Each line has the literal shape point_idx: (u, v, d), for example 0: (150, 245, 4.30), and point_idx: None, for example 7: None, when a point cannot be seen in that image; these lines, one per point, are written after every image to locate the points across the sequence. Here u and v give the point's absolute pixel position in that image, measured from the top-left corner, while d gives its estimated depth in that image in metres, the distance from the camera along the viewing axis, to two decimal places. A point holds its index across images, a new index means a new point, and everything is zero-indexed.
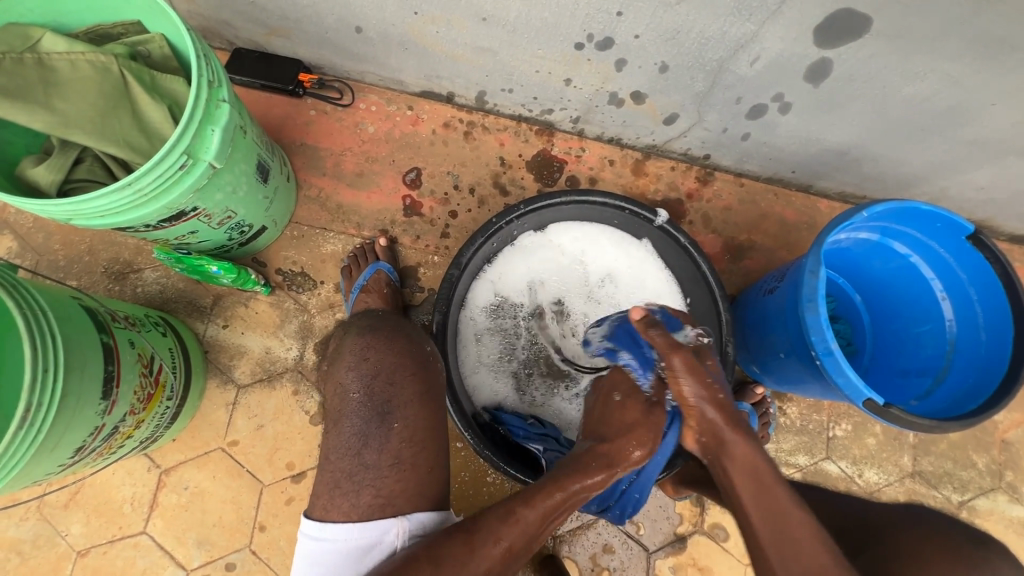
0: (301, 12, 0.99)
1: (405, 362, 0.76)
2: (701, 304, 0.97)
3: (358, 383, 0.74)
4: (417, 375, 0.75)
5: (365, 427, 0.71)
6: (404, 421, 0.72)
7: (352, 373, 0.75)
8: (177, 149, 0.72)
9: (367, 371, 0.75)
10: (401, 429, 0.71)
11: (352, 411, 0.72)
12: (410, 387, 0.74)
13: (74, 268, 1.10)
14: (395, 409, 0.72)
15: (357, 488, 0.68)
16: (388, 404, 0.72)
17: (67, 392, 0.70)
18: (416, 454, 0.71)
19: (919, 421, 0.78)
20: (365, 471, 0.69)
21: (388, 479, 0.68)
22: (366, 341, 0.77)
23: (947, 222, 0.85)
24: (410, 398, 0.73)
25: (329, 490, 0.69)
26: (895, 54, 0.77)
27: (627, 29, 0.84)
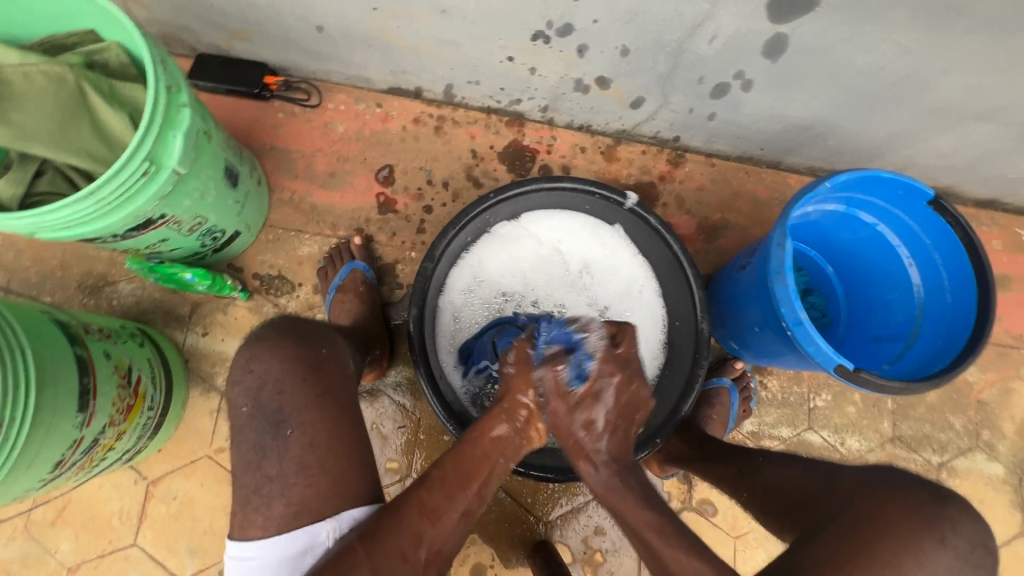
0: (261, 13, 0.99)
1: (293, 368, 0.74)
2: (675, 284, 0.98)
3: (246, 397, 0.72)
4: (308, 378, 0.73)
5: (259, 439, 0.70)
6: (300, 426, 0.71)
7: (238, 388, 0.73)
8: (138, 156, 0.72)
9: (252, 384, 0.72)
10: (297, 437, 0.70)
11: (245, 425, 0.71)
12: (300, 391, 0.72)
13: (47, 284, 1.09)
14: (290, 417, 0.71)
15: (266, 501, 0.68)
16: (280, 413, 0.71)
17: (41, 405, 0.69)
18: (323, 460, 0.70)
19: (889, 384, 0.79)
20: (271, 484, 0.68)
21: (297, 486, 0.68)
22: (250, 352, 0.74)
23: (908, 188, 0.87)
24: (304, 403, 0.72)
25: (247, 507, 0.69)
26: (847, 26, 0.78)
27: (586, 14, 0.85)
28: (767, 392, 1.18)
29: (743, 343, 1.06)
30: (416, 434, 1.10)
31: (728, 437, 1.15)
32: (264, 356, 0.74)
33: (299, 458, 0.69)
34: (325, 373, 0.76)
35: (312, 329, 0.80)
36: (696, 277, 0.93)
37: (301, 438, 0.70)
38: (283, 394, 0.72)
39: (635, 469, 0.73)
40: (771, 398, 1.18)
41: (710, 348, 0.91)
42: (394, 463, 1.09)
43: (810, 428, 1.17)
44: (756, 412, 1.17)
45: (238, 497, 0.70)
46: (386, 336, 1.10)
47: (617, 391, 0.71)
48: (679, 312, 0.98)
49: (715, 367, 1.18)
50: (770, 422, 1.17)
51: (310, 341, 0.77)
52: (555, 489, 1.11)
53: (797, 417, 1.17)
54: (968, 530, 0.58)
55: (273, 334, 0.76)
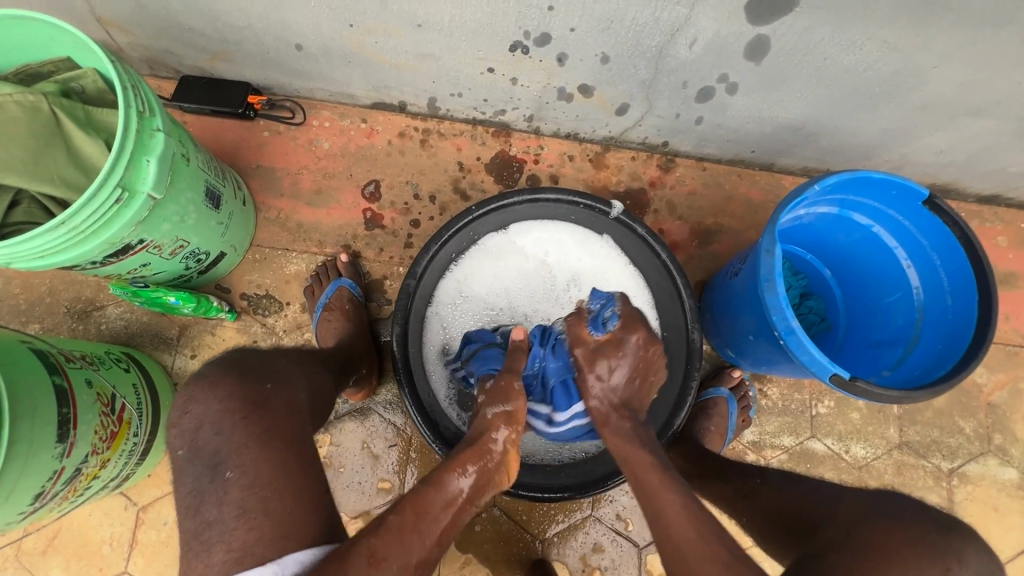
0: (239, 34, 0.98)
1: (232, 407, 0.64)
2: (665, 295, 0.95)
3: (183, 440, 0.63)
4: (248, 417, 0.63)
5: (196, 484, 0.61)
6: (239, 469, 0.60)
7: (178, 431, 0.64)
8: (110, 183, 0.71)
9: (187, 427, 0.63)
10: (237, 480, 0.60)
11: (183, 470, 0.62)
12: (240, 431, 0.62)
13: (36, 310, 1.09)
14: (227, 458, 0.61)
15: (206, 547, 0.58)
16: (217, 453, 0.61)
17: (16, 438, 0.69)
18: (266, 501, 0.59)
19: (888, 392, 0.76)
20: (210, 529, 0.58)
21: (237, 531, 0.57)
22: (188, 393, 0.65)
23: (901, 189, 0.84)
24: (242, 443, 0.61)
25: (188, 555, 0.59)
26: (830, 25, 0.76)
27: (562, 22, 0.83)
28: (767, 401, 1.14)
29: (739, 351, 1.04)
30: (408, 453, 1.08)
31: (727, 448, 1.12)
32: (203, 396, 0.65)
33: (240, 501, 0.59)
34: (267, 412, 0.65)
35: (259, 364, 0.71)
36: (685, 285, 0.91)
37: (240, 481, 0.59)
38: (221, 435, 0.62)
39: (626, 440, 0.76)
40: (771, 406, 1.14)
41: (701, 358, 0.89)
42: (386, 482, 1.07)
43: (814, 436, 1.13)
44: (757, 420, 1.13)
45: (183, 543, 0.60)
46: (374, 354, 1.08)
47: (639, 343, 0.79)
48: (670, 322, 0.96)
49: (712, 376, 1.15)
50: (771, 431, 1.13)
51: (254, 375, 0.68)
52: (551, 506, 1.08)
53: (799, 424, 1.13)
54: (975, 560, 0.54)
55: (217, 371, 0.68)
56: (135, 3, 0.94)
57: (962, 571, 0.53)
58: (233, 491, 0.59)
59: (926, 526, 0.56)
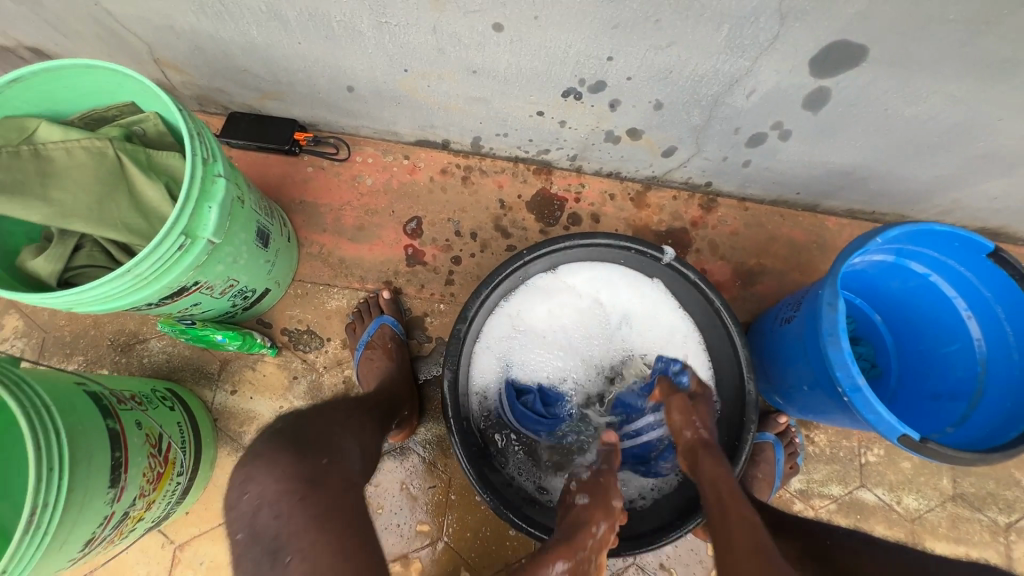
0: (293, 76, 1.00)
1: (293, 485, 0.62)
2: (717, 341, 0.94)
3: (242, 523, 0.60)
4: (306, 497, 0.61)
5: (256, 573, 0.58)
6: (297, 553, 0.58)
7: (235, 513, 0.61)
8: (175, 231, 0.71)
9: (246, 509, 0.61)
10: (297, 566, 0.57)
11: (243, 556, 0.59)
12: (299, 513, 0.60)
13: (80, 342, 1.09)
14: (287, 543, 0.58)
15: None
16: (276, 540, 0.59)
17: (74, 486, 0.68)
18: None
19: (959, 455, 0.74)
20: None
21: None
22: (243, 472, 0.63)
23: (965, 242, 0.82)
24: (303, 526, 0.59)
25: None
26: (894, 79, 0.75)
27: (619, 72, 0.83)
28: (815, 447, 1.12)
29: (789, 398, 1.01)
30: (447, 495, 1.06)
31: (774, 496, 1.08)
32: (258, 475, 0.62)
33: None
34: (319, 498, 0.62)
35: (316, 438, 0.70)
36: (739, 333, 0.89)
37: (299, 566, 0.57)
38: (278, 520, 0.60)
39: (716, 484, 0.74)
40: (819, 453, 1.11)
41: (757, 411, 0.86)
42: (425, 525, 1.05)
43: (864, 486, 1.10)
44: (804, 468, 1.10)
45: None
46: (416, 394, 1.07)
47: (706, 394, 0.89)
48: (724, 369, 0.94)
49: (757, 420, 1.13)
50: (819, 479, 1.10)
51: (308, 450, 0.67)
52: None
53: (848, 473, 1.10)
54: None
55: (263, 448, 0.66)
56: (195, 46, 0.95)
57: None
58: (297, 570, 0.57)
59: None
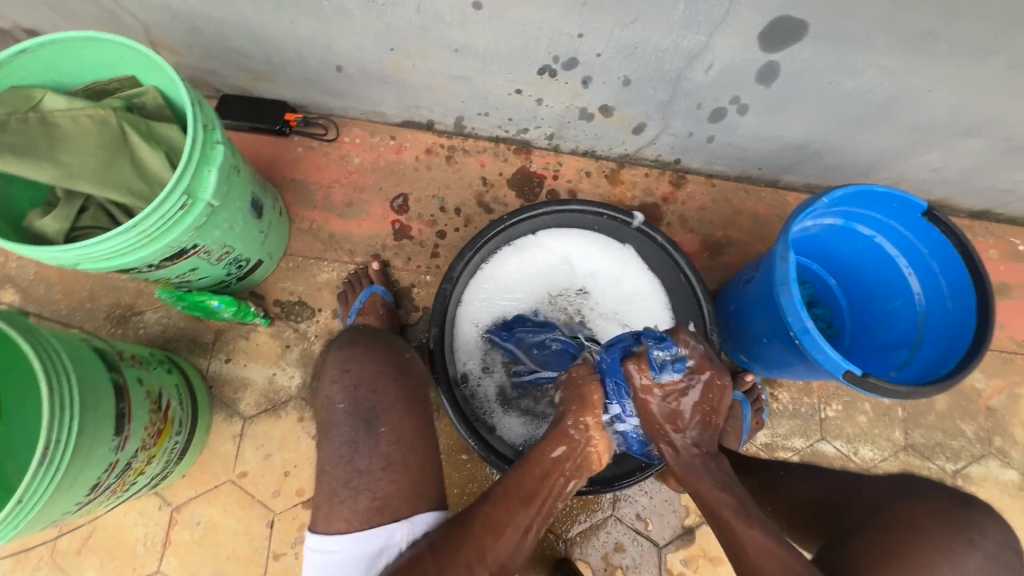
0: (284, 56, 1.05)
1: (384, 368, 0.82)
2: (684, 302, 1.02)
3: (343, 394, 0.79)
4: (397, 381, 0.81)
5: (353, 434, 0.77)
6: (390, 425, 0.77)
7: (335, 385, 0.80)
8: (177, 190, 0.77)
9: (349, 383, 0.80)
10: (387, 434, 0.77)
11: (340, 421, 0.78)
12: (391, 390, 0.80)
13: (76, 315, 1.13)
14: (381, 415, 0.78)
15: (354, 493, 0.73)
16: (373, 411, 0.78)
17: (83, 429, 0.73)
18: (406, 457, 0.76)
19: (897, 388, 0.82)
20: (361, 477, 0.74)
21: (382, 481, 0.73)
22: (346, 354, 0.82)
23: (902, 202, 0.91)
24: (393, 403, 0.79)
25: (332, 501, 0.73)
26: (834, 53, 0.84)
27: (590, 48, 0.91)
28: (779, 404, 1.20)
29: (752, 355, 1.09)
30: None
31: (742, 449, 1.16)
32: (360, 359, 0.82)
33: (387, 454, 0.75)
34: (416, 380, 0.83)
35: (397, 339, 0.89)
36: (703, 292, 0.97)
37: (389, 436, 0.77)
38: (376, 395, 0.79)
39: (696, 476, 0.70)
40: (782, 410, 1.19)
41: (720, 359, 0.93)
42: None
43: (824, 439, 1.18)
44: (769, 423, 1.18)
45: (325, 492, 0.75)
46: None
47: (708, 384, 0.72)
48: (689, 323, 1.01)
49: (726, 380, 1.21)
50: (783, 433, 1.18)
51: (396, 347, 0.86)
52: (574, 506, 1.11)
53: (809, 427, 1.18)
54: (996, 531, 0.59)
55: (366, 342, 0.85)
56: (190, 27, 1.00)
57: (984, 541, 0.58)
58: (383, 442, 0.76)
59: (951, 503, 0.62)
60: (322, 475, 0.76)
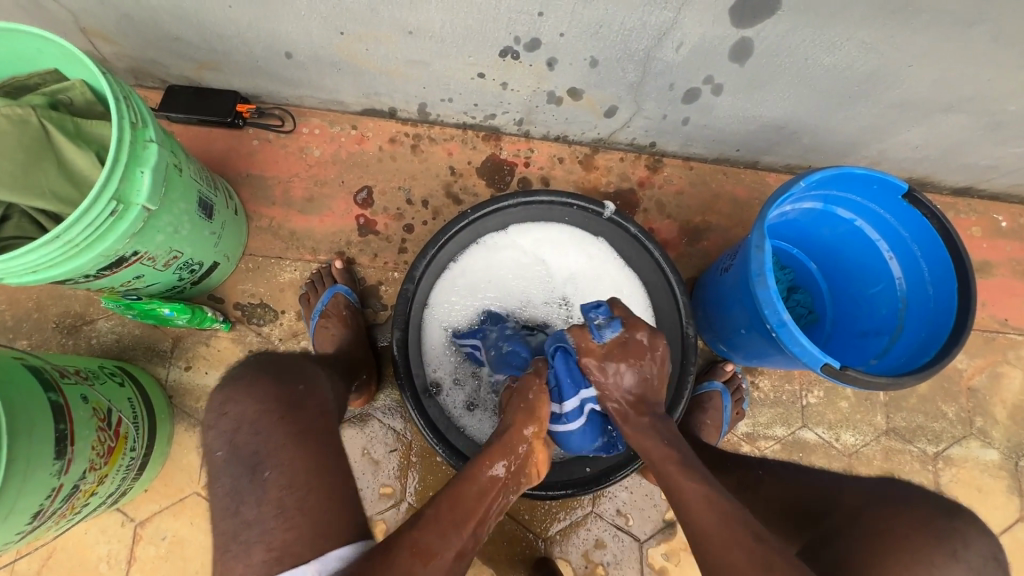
0: (228, 43, 0.98)
1: (270, 407, 0.68)
2: (659, 294, 0.98)
3: (221, 442, 0.66)
4: (284, 417, 0.67)
5: (235, 484, 0.63)
6: (275, 469, 0.63)
7: (213, 432, 0.67)
8: (105, 195, 0.71)
9: (228, 427, 0.66)
10: (275, 479, 0.63)
11: (221, 470, 0.65)
12: (277, 429, 0.66)
13: (23, 326, 1.07)
14: (266, 459, 0.64)
15: (246, 547, 0.60)
16: (257, 455, 0.64)
17: (15, 456, 0.68)
18: (300, 501, 0.62)
19: (876, 380, 0.79)
20: (248, 529, 0.61)
21: (275, 531, 0.60)
22: (223, 395, 0.69)
23: (882, 183, 0.87)
24: (280, 443, 0.65)
25: (226, 555, 0.61)
26: (810, 27, 0.78)
27: (552, 28, 0.85)
28: (760, 392, 1.17)
29: (731, 344, 1.06)
30: (408, 457, 1.08)
31: (723, 440, 1.14)
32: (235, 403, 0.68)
33: (278, 501, 0.62)
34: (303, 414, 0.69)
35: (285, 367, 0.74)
36: (678, 284, 0.93)
37: (278, 480, 0.63)
38: (258, 436, 0.65)
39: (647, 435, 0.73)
40: (764, 398, 1.17)
41: (697, 352, 0.91)
42: (388, 487, 1.07)
43: (805, 426, 1.16)
44: (750, 412, 1.16)
45: (217, 544, 0.62)
46: (372, 359, 1.08)
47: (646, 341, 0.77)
48: (664, 316, 0.98)
49: (705, 370, 1.18)
50: (764, 422, 1.16)
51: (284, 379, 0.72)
52: (552, 504, 1.09)
53: (791, 415, 1.16)
54: (980, 543, 0.58)
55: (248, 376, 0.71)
56: (122, 13, 0.93)
57: (967, 552, 0.57)
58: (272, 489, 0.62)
59: (933, 511, 0.60)
60: (213, 524, 0.63)
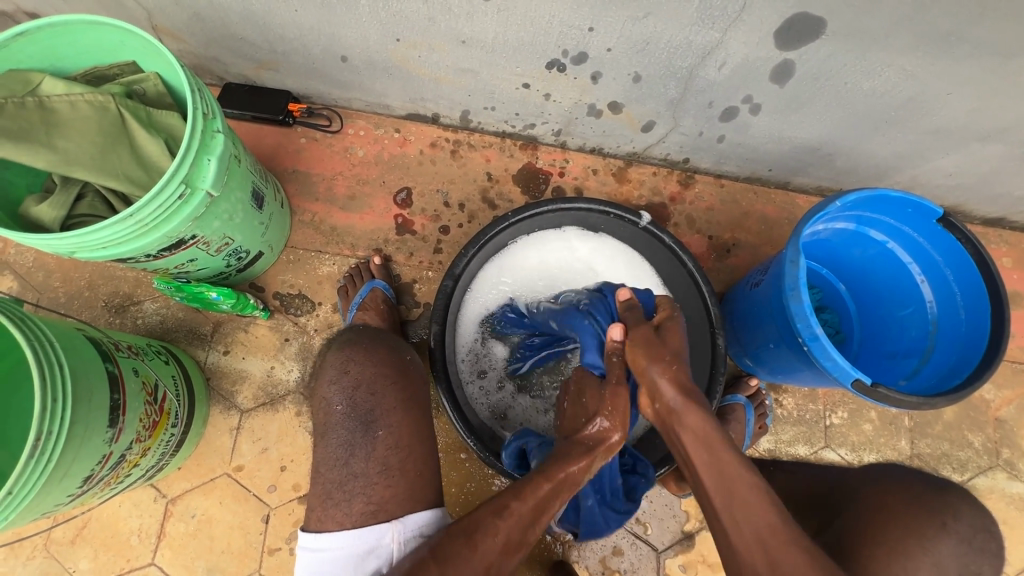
0: (289, 45, 1.03)
1: (384, 371, 0.84)
2: (690, 304, 1.00)
3: (341, 397, 0.82)
4: (396, 382, 0.84)
5: (350, 437, 0.78)
6: (388, 428, 0.79)
7: (334, 387, 0.83)
8: (175, 179, 0.75)
9: (348, 385, 0.82)
10: (385, 438, 0.78)
11: (338, 422, 0.80)
12: (391, 392, 0.83)
13: (74, 303, 1.12)
14: (380, 418, 0.80)
15: (348, 496, 0.74)
16: (371, 413, 0.80)
17: (76, 420, 0.71)
18: (404, 461, 0.77)
19: (907, 398, 0.80)
20: (355, 480, 0.75)
21: (378, 485, 0.74)
22: (345, 356, 0.86)
23: (917, 207, 0.89)
24: (393, 405, 0.81)
25: (327, 502, 0.74)
26: (852, 52, 0.81)
27: (600, 43, 0.89)
28: (783, 410, 1.18)
29: (758, 360, 1.07)
30: None
31: (745, 455, 1.14)
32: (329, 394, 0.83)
33: (384, 459, 0.76)
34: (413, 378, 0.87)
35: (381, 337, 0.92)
36: (710, 294, 0.95)
37: (387, 439, 0.78)
38: (375, 396, 0.82)
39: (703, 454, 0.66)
40: (787, 415, 1.18)
41: (726, 363, 0.92)
42: None
43: (828, 446, 1.16)
44: (772, 429, 1.17)
45: (319, 493, 0.76)
46: None
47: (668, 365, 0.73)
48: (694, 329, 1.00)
49: (730, 384, 1.19)
50: (786, 440, 1.16)
51: (396, 349, 0.89)
52: None
53: (814, 434, 1.17)
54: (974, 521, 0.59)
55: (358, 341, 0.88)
56: (193, 13, 0.99)
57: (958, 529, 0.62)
58: (379, 447, 0.77)
59: None
60: (317, 476, 0.78)
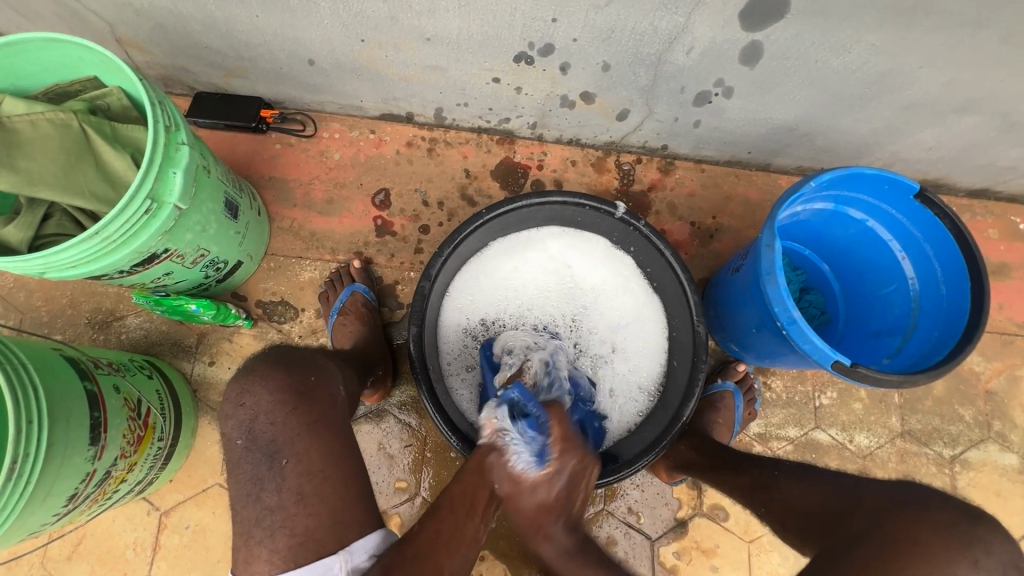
0: (254, 50, 1.02)
1: (282, 398, 0.71)
2: (671, 293, 0.99)
3: (240, 430, 0.70)
4: (298, 408, 0.71)
5: (256, 471, 0.68)
6: (295, 455, 0.68)
7: (231, 423, 0.71)
8: (141, 195, 0.75)
9: (245, 417, 0.70)
10: (294, 466, 0.68)
11: (241, 458, 0.69)
12: (293, 421, 0.70)
13: (57, 322, 1.12)
14: (283, 447, 0.68)
15: (269, 533, 0.65)
16: (274, 443, 0.68)
17: (53, 440, 0.71)
18: None
19: (887, 377, 0.79)
20: (273, 514, 0.66)
21: (298, 514, 0.66)
22: (239, 386, 0.72)
23: (893, 183, 0.88)
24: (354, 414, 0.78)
25: (249, 542, 0.66)
26: (819, 30, 0.80)
27: (565, 33, 0.87)
28: (772, 393, 1.18)
29: (743, 344, 1.07)
30: (422, 452, 1.11)
31: (735, 441, 1.14)
32: (227, 416, 0.71)
33: (298, 486, 0.67)
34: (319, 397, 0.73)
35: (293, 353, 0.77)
36: (690, 283, 0.94)
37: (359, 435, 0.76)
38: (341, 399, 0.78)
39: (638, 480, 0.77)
40: (776, 398, 1.17)
41: (707, 351, 0.92)
42: (403, 482, 1.09)
43: (818, 427, 1.16)
44: (762, 413, 1.17)
45: (240, 532, 0.67)
46: (389, 357, 1.11)
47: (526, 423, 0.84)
48: (678, 321, 0.99)
49: (717, 370, 1.19)
50: (776, 423, 1.16)
51: (298, 369, 0.75)
52: None
53: (804, 416, 1.16)
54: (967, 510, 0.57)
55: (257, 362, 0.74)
56: (155, 24, 0.98)
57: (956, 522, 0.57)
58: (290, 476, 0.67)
59: None
60: (233, 515, 0.68)
